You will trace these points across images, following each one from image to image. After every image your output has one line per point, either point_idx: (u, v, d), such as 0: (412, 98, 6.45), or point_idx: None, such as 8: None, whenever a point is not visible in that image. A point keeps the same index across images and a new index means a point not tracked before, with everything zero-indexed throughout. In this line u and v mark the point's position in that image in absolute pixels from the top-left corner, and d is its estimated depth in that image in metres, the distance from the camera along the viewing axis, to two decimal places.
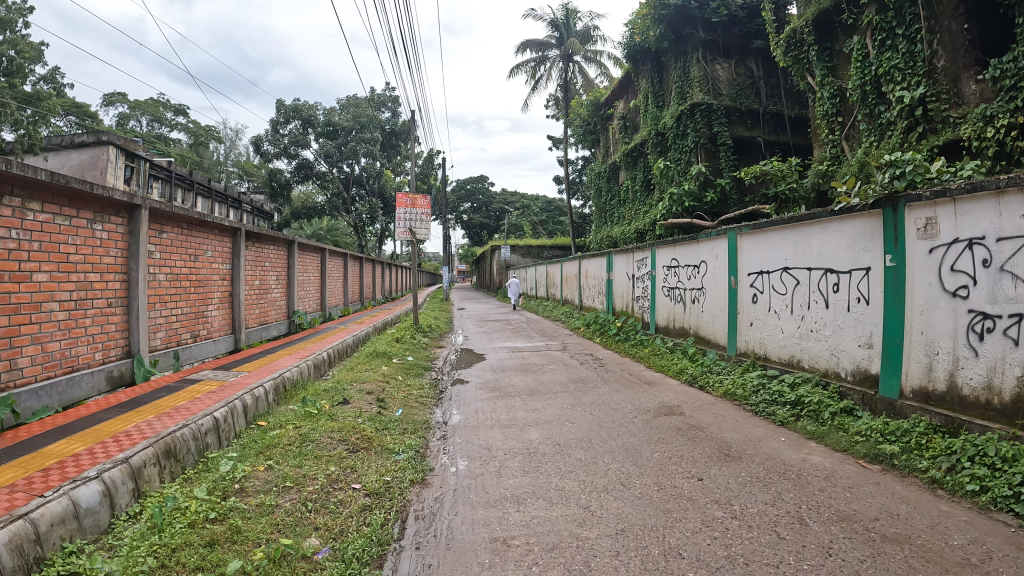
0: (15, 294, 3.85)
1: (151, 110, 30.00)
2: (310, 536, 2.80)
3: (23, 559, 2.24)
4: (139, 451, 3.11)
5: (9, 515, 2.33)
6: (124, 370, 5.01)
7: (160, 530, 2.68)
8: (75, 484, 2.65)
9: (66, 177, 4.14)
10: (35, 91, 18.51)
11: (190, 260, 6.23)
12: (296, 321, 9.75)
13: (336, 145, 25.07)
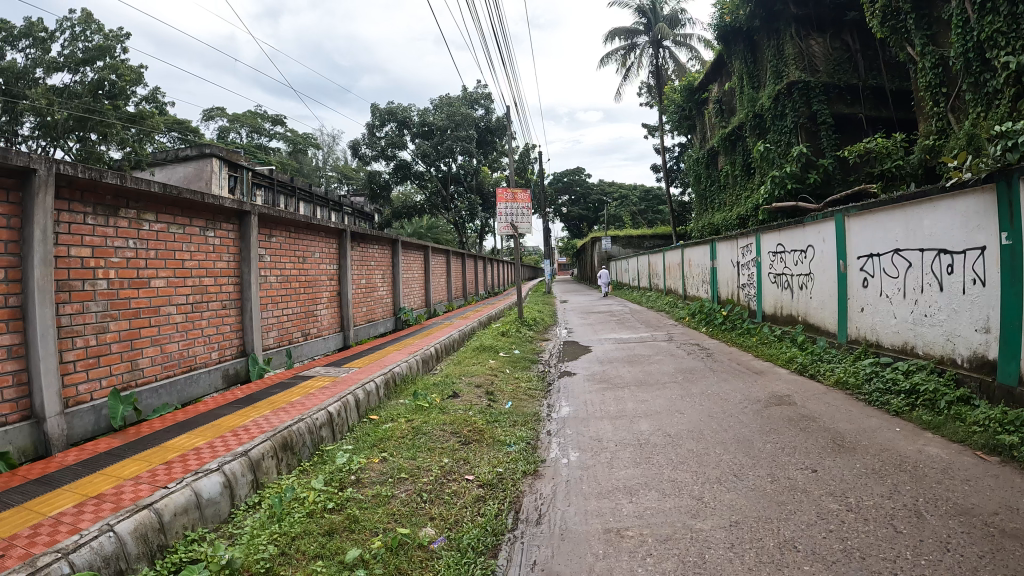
0: (135, 299, 4.11)
1: (249, 122, 31.40)
2: (426, 525, 2.87)
3: (147, 547, 2.42)
4: (257, 444, 3.27)
5: (135, 506, 2.52)
6: (240, 368, 5.29)
7: (279, 519, 2.80)
8: (197, 476, 2.81)
9: (178, 189, 4.39)
10: (139, 111, 19.69)
11: (299, 262, 6.50)
12: (402, 318, 10.03)
13: (433, 145, 25.57)
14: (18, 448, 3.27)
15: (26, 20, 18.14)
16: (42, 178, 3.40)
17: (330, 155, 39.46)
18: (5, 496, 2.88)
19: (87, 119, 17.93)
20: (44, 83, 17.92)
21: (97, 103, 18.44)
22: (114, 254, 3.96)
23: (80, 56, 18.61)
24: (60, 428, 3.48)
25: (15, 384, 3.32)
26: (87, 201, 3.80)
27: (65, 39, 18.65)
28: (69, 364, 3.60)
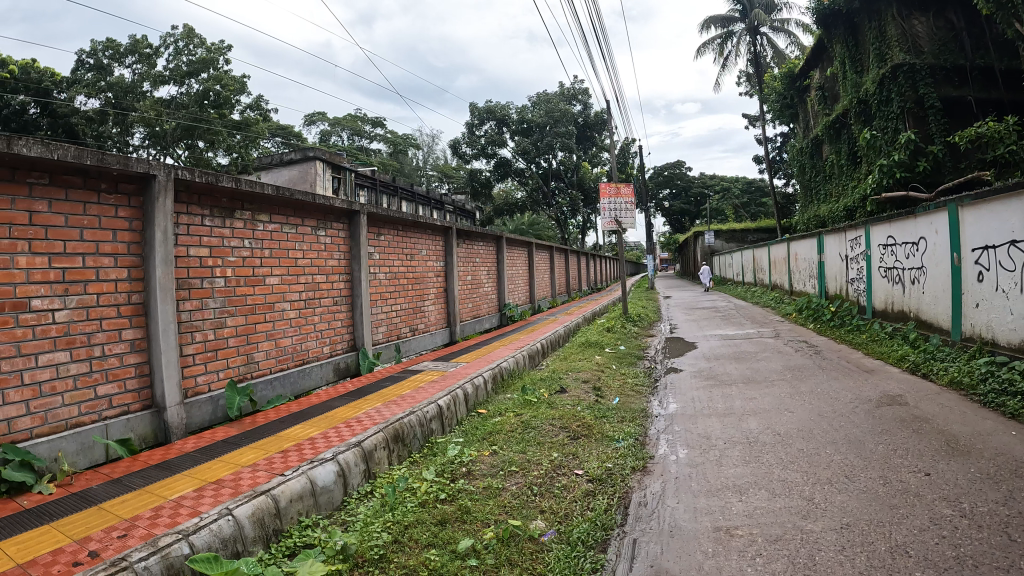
0: (251, 295, 4.35)
1: (350, 125, 32.27)
2: (537, 519, 2.96)
3: (263, 531, 2.57)
4: (370, 435, 3.40)
5: (254, 491, 2.67)
6: (350, 362, 5.51)
7: (393, 508, 2.91)
8: (313, 465, 2.96)
9: (290, 190, 4.60)
10: (244, 119, 20.59)
11: (407, 259, 6.70)
12: (507, 314, 10.21)
13: (533, 142, 25.56)
14: (140, 435, 3.57)
15: (133, 38, 19.26)
16: (162, 183, 3.65)
17: (431, 155, 39.91)
18: (130, 478, 3.10)
19: (195, 128, 18.99)
20: (152, 95, 18.88)
21: (204, 112, 19.44)
22: (231, 253, 4.20)
23: (185, 69, 19.60)
24: (180, 417, 3.75)
25: (138, 375, 3.61)
26: (205, 203, 4.04)
27: (169, 54, 19.67)
28: (189, 357, 3.85)
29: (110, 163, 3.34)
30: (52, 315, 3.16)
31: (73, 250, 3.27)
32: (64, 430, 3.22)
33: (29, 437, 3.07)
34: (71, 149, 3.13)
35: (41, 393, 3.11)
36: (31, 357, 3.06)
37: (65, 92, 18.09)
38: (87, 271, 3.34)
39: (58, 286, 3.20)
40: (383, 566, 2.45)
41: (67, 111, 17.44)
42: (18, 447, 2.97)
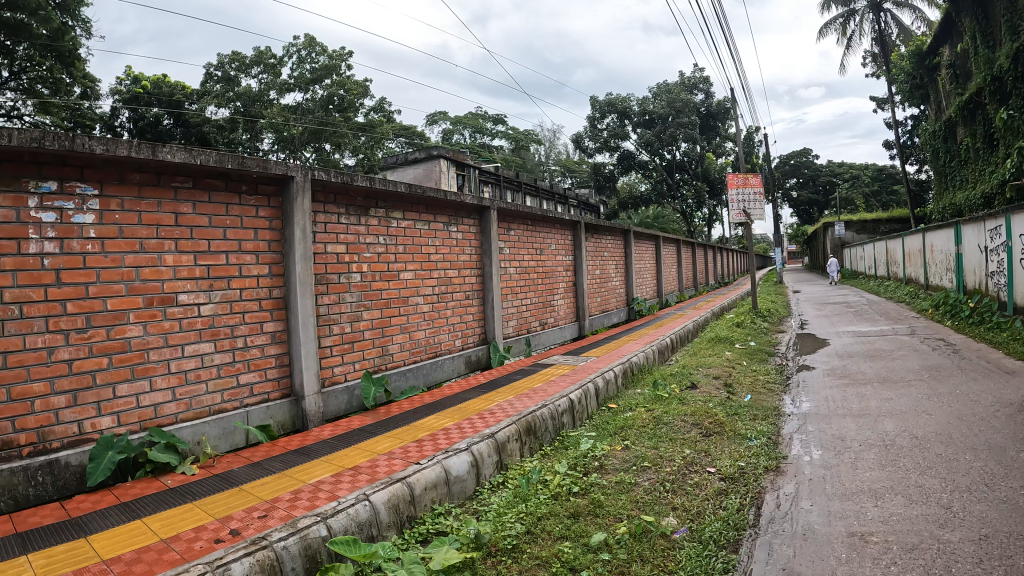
0: (385, 290, 4.61)
1: (472, 123, 32.82)
2: (669, 515, 2.97)
3: (398, 517, 2.81)
4: (502, 428, 3.69)
5: (390, 479, 2.94)
6: (480, 355, 5.80)
7: (525, 499, 3.10)
8: (448, 455, 3.23)
9: (422, 189, 4.82)
10: (369, 121, 21.26)
11: (536, 254, 7.09)
12: (635, 308, 10.32)
13: (655, 133, 25.02)
14: (278, 422, 3.81)
15: (258, 50, 20.38)
16: (299, 183, 3.85)
17: (553, 151, 38.51)
18: (269, 462, 3.29)
19: (321, 132, 20.02)
20: (278, 103, 19.91)
21: (329, 117, 20.42)
22: (367, 250, 4.45)
23: (309, 76, 20.57)
24: (317, 405, 3.97)
25: (277, 365, 3.86)
26: (341, 202, 4.27)
27: (293, 63, 20.71)
28: (326, 348, 4.11)
29: (251, 166, 3.55)
30: (198, 308, 3.43)
31: (217, 248, 3.53)
32: (206, 416, 3.48)
33: (174, 422, 3.34)
34: (213, 154, 3.36)
35: (186, 381, 3.38)
36: (178, 347, 3.34)
37: (196, 103, 19.38)
38: (229, 268, 3.60)
39: (203, 282, 3.46)
40: (516, 556, 2.61)
41: (199, 121, 18.65)
42: (164, 430, 3.24)
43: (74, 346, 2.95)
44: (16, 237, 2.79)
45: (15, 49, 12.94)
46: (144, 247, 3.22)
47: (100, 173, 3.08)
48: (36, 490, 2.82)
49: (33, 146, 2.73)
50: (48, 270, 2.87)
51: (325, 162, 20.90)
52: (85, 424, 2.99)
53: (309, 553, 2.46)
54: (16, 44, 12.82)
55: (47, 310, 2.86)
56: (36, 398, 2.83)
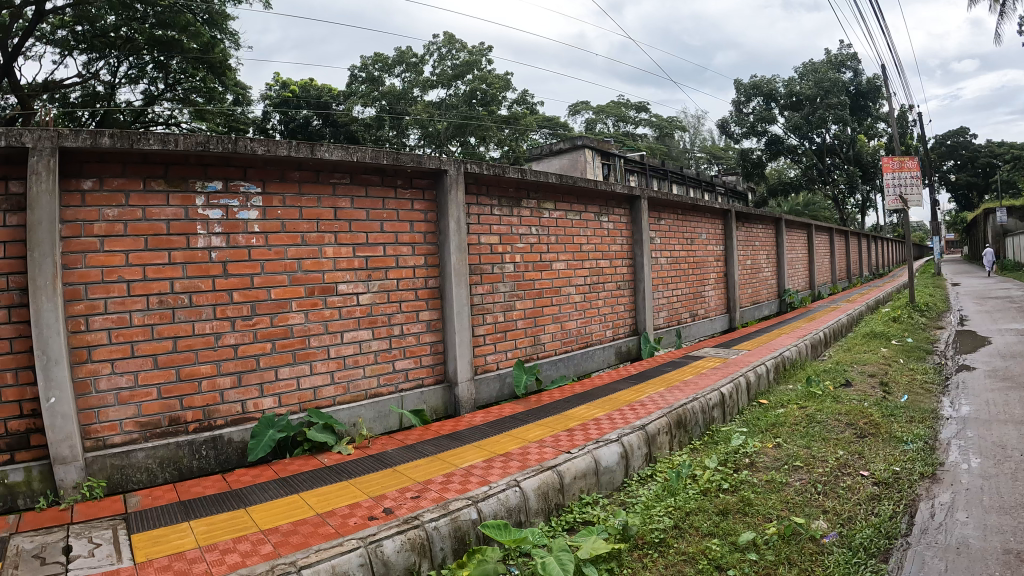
0: (538, 280, 4.75)
1: (614, 112, 32.48)
2: (818, 518, 2.82)
3: (546, 504, 2.87)
4: (654, 420, 3.66)
5: (541, 467, 3.00)
6: (631, 346, 5.85)
7: (674, 494, 3.06)
8: (598, 445, 3.26)
9: (573, 179, 4.87)
10: (514, 113, 21.60)
11: (687, 244, 7.01)
12: (786, 300, 9.88)
13: (804, 116, 23.66)
14: (431, 407, 3.97)
15: (400, 49, 21.21)
16: (452, 177, 3.96)
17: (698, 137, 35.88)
18: (422, 446, 3.43)
19: (466, 126, 20.47)
20: (422, 100, 20.60)
21: (473, 111, 20.85)
22: (519, 241, 4.58)
23: (451, 72, 21.19)
24: (469, 392, 4.10)
25: (432, 353, 4.03)
26: (494, 194, 4.40)
27: (435, 60, 21.36)
28: (480, 337, 4.26)
29: (405, 161, 3.70)
30: (356, 297, 3.64)
31: (374, 240, 3.72)
32: (363, 399, 3.67)
33: (333, 404, 3.55)
34: (369, 151, 3.51)
35: (344, 365, 3.59)
36: (337, 334, 3.56)
37: (343, 104, 20.37)
38: (387, 259, 3.78)
39: (362, 273, 3.66)
40: (663, 550, 2.57)
41: (347, 120, 19.65)
42: (322, 412, 3.44)
43: (240, 332, 3.22)
44: (186, 233, 3.07)
45: (169, 64, 13.90)
46: (306, 240, 3.43)
47: (262, 172, 3.29)
48: (200, 462, 3.10)
49: (199, 149, 2.98)
50: (215, 262, 3.14)
51: (471, 155, 21.34)
52: (248, 404, 3.26)
53: (458, 534, 2.56)
54: (170, 59, 13.76)
55: (215, 299, 3.15)
56: (204, 378, 3.13)
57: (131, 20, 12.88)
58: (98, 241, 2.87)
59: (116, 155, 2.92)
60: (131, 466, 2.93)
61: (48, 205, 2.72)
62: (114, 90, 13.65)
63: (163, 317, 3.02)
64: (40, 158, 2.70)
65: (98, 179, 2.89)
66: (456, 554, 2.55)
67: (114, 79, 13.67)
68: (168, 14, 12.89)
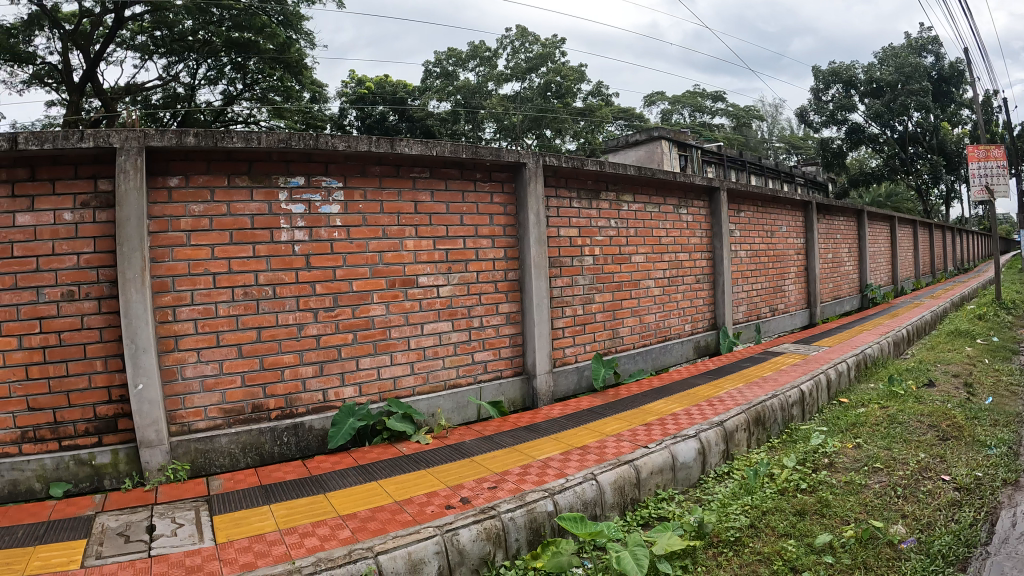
0: (617, 273, 4.72)
1: (690, 102, 31.83)
2: (896, 523, 2.71)
3: (621, 498, 2.85)
4: (732, 416, 3.59)
5: (617, 460, 2.99)
6: (710, 341, 5.75)
7: (750, 492, 2.99)
8: (675, 441, 3.22)
9: (652, 171, 4.80)
10: (590, 105, 21.27)
11: (767, 237, 6.81)
12: (869, 295, 9.49)
13: (884, 104, 22.43)
14: (509, 399, 4.01)
15: (474, 44, 21.34)
16: (531, 169, 3.97)
17: (776, 126, 34.74)
18: (500, 437, 3.46)
19: (542, 118, 20.41)
20: (496, 94, 20.68)
21: (548, 104, 20.77)
22: (598, 233, 4.56)
23: (525, 65, 21.20)
24: (547, 384, 4.11)
25: (511, 345, 4.06)
26: (573, 186, 4.39)
27: (508, 54, 21.41)
28: (559, 330, 4.28)
29: (484, 155, 3.72)
30: (436, 289, 3.70)
31: (455, 233, 3.77)
32: (442, 390, 3.74)
33: (412, 394, 3.63)
34: (448, 145, 3.55)
35: (424, 356, 3.66)
36: (418, 325, 3.63)
37: (419, 99, 20.69)
38: (467, 252, 3.83)
39: (442, 265, 3.72)
40: (738, 549, 2.53)
41: (423, 115, 19.98)
42: (402, 401, 3.52)
43: (323, 323, 3.33)
44: (270, 227, 3.19)
45: (247, 64, 14.35)
46: (387, 233, 3.51)
47: (344, 167, 3.38)
48: (281, 449, 3.21)
49: (281, 146, 3.08)
50: (299, 255, 3.25)
51: (546, 147, 21.31)
52: (329, 392, 3.37)
53: (533, 525, 2.57)
54: (247, 60, 14.24)
55: (298, 291, 3.26)
56: (287, 367, 3.25)
57: (208, 24, 13.42)
58: (185, 236, 3.02)
59: (201, 153, 3.05)
60: (215, 450, 3.06)
61: (137, 202, 2.88)
62: (193, 91, 14.16)
63: (248, 307, 3.14)
64: (128, 157, 2.86)
65: (184, 176, 3.03)
66: (531, 545, 2.57)
67: (193, 81, 14.26)
68: (244, 17, 13.33)
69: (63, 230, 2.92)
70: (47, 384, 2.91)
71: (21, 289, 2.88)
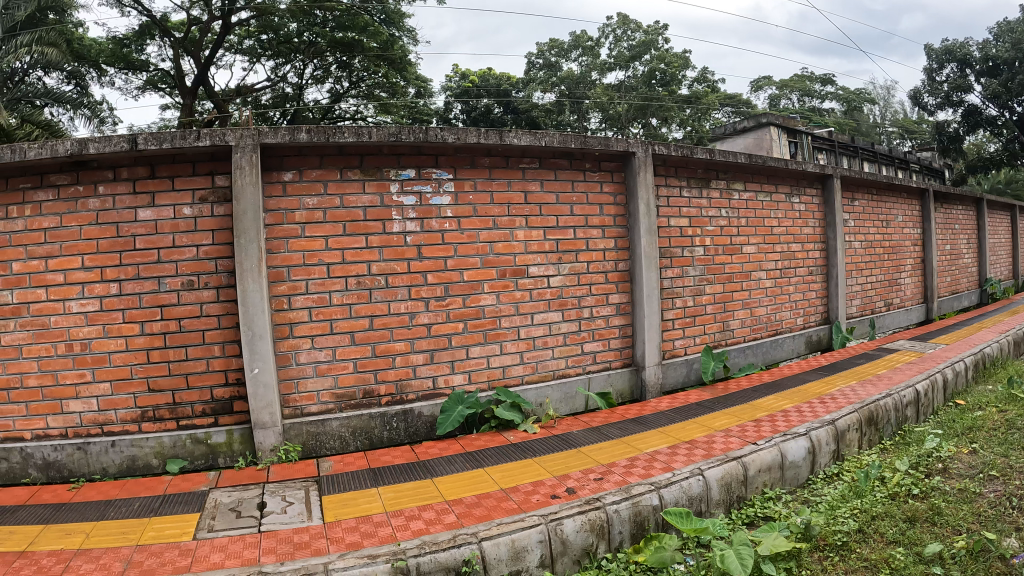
0: (729, 264, 4.59)
1: (799, 86, 30.37)
2: (1011, 536, 2.47)
3: (727, 495, 2.79)
4: (844, 415, 3.42)
5: (725, 456, 2.92)
6: (822, 335, 5.50)
7: (859, 495, 2.85)
8: (785, 438, 3.10)
9: (763, 158, 4.62)
10: (694, 93, 20.50)
11: (882, 227, 6.43)
12: (988, 290, 8.82)
13: (1003, 83, 19.79)
14: (617, 391, 3.98)
15: (576, 34, 21.20)
16: (641, 159, 3.90)
17: (890, 109, 32.61)
18: (607, 429, 3.45)
19: (647, 106, 20.02)
20: (601, 82, 20.40)
21: (654, 92, 20.35)
22: (709, 223, 4.45)
23: (628, 53, 20.88)
24: (656, 376, 4.05)
25: (621, 336, 4.03)
26: (682, 175, 4.29)
27: (610, 43, 21.13)
28: (668, 322, 4.21)
29: (593, 145, 3.69)
30: (547, 280, 3.72)
31: (565, 223, 3.77)
32: (550, 379, 3.77)
33: (521, 383, 3.68)
34: (557, 136, 3.54)
35: (534, 346, 3.70)
36: (528, 315, 3.67)
37: (523, 91, 20.84)
38: (577, 242, 3.82)
39: (553, 255, 3.73)
40: (845, 554, 2.43)
41: (527, 107, 20.12)
42: (510, 390, 3.56)
43: (434, 312, 3.41)
44: (382, 219, 3.29)
45: (351, 63, 14.84)
46: (497, 224, 3.56)
47: (454, 159, 3.45)
48: (390, 433, 3.32)
49: (391, 140, 3.17)
50: (411, 245, 3.35)
51: (653, 136, 20.91)
52: (439, 379, 3.45)
53: (638, 519, 2.55)
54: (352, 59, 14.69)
55: (410, 280, 3.35)
56: (398, 354, 3.35)
57: (312, 26, 13.96)
58: (299, 227, 3.16)
59: (315, 148, 3.18)
60: (326, 433, 3.20)
61: (253, 197, 3.03)
62: (301, 90, 14.78)
63: (361, 296, 3.26)
64: (243, 154, 3.02)
65: (297, 171, 3.16)
66: (634, 539, 2.54)
67: (301, 81, 14.86)
68: (346, 17, 13.79)
69: (183, 224, 3.13)
70: (167, 367, 3.14)
71: (144, 279, 3.12)
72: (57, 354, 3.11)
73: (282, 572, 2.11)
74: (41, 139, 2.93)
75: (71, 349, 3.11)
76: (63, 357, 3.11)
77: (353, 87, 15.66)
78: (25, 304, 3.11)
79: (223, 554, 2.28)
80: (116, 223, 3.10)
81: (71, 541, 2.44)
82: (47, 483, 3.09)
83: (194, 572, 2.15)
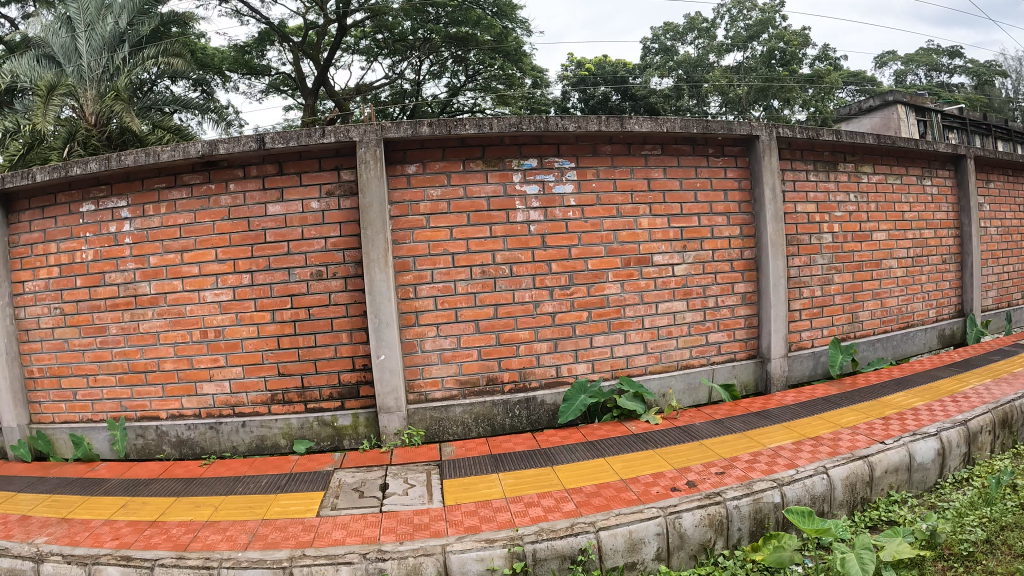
0: (858, 252, 4.35)
1: (927, 60, 28.25)
2: None
3: (851, 496, 2.65)
4: (977, 415, 3.17)
5: (851, 454, 2.78)
6: (955, 328, 5.12)
7: (990, 503, 2.65)
8: (914, 438, 2.91)
9: (893, 138, 4.34)
10: (817, 71, 19.45)
11: (1020, 211, 5.90)
12: None
13: None
14: (742, 382, 3.87)
15: (691, 16, 20.62)
16: (765, 142, 3.75)
17: None
18: (730, 422, 3.35)
19: (768, 88, 19.15)
20: (719, 65, 19.77)
21: (773, 72, 19.49)
22: (838, 209, 4.23)
23: (745, 34, 20.09)
24: (782, 369, 3.90)
25: (746, 327, 3.90)
26: (808, 158, 4.10)
27: (726, 23, 20.37)
28: (796, 312, 4.05)
29: (715, 129, 3.57)
30: (671, 268, 3.66)
31: (689, 211, 3.68)
32: (674, 369, 3.70)
33: (644, 372, 3.64)
34: (678, 121, 3.46)
35: (658, 335, 3.65)
36: (653, 304, 3.63)
37: (640, 77, 20.14)
38: (702, 229, 3.73)
39: (677, 243, 3.66)
40: (970, 566, 2.27)
41: (645, 93, 19.30)
42: (632, 381, 3.54)
43: (558, 301, 3.44)
44: (505, 209, 3.33)
45: (466, 57, 15.13)
46: (621, 211, 3.52)
47: (575, 148, 3.44)
48: (512, 420, 3.36)
49: (511, 130, 3.20)
50: (535, 235, 3.38)
51: (775, 119, 20.07)
52: (562, 368, 3.48)
53: (758, 516, 2.47)
54: (466, 52, 14.90)
55: (534, 269, 3.39)
56: (521, 342, 3.40)
57: (426, 23, 14.30)
58: (424, 219, 3.26)
59: (436, 140, 3.26)
60: (448, 419, 3.29)
61: (378, 190, 3.14)
62: (418, 86, 15.18)
63: (485, 285, 3.33)
64: (367, 148, 3.13)
65: (421, 163, 3.25)
66: (752, 536, 2.47)
67: (417, 77, 15.23)
68: (458, 12, 13.97)
69: (311, 217, 3.28)
70: (297, 353, 3.32)
71: (274, 270, 3.30)
72: (192, 339, 3.36)
73: (401, 552, 2.19)
74: (174, 142, 3.14)
75: (206, 336, 3.34)
76: (197, 343, 3.36)
77: (471, 81, 15.84)
78: (162, 295, 3.37)
79: (344, 531, 2.39)
80: (247, 218, 3.29)
81: (201, 514, 2.63)
82: (180, 459, 3.36)
83: (316, 547, 2.27)
